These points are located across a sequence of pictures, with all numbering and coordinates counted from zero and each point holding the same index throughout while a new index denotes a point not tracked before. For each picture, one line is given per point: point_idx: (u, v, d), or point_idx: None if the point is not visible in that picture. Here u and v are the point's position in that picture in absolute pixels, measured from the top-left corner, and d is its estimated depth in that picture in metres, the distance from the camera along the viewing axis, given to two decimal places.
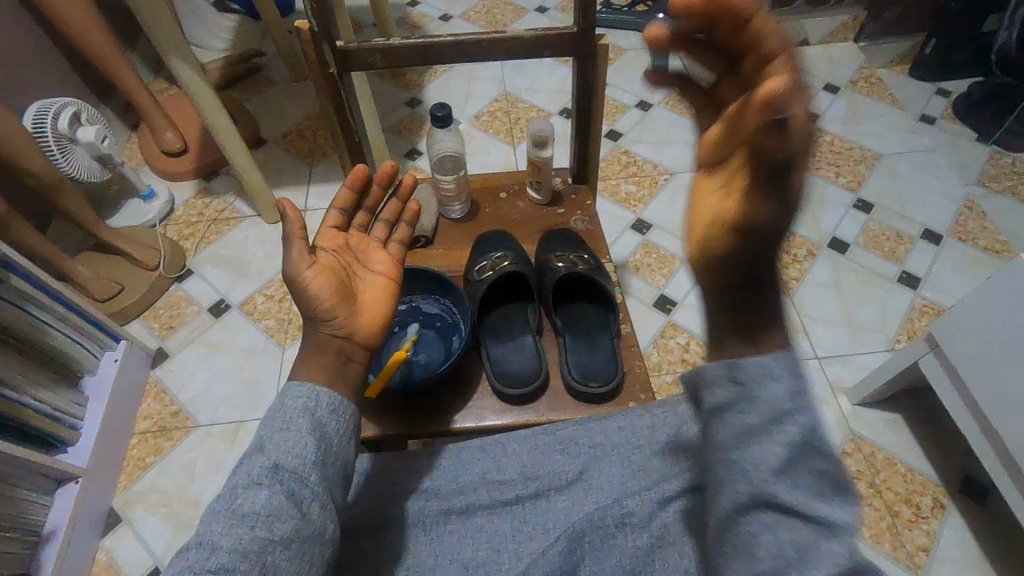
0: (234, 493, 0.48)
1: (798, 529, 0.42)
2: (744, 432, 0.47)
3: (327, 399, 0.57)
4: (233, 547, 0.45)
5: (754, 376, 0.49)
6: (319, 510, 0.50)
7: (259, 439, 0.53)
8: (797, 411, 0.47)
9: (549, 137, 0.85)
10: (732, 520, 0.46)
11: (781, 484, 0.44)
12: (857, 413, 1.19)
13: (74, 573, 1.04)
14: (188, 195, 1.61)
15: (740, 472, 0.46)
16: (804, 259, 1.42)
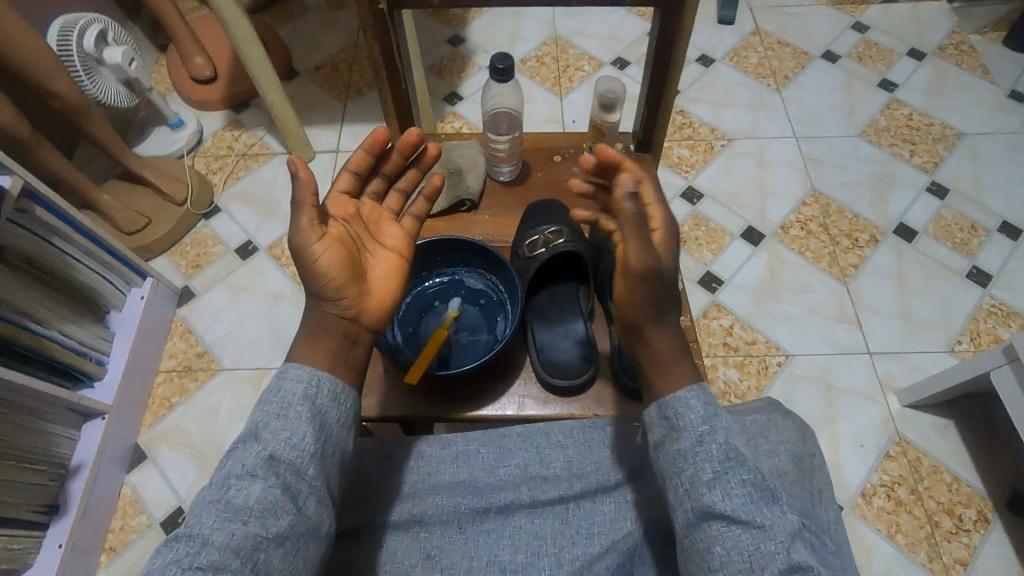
0: (229, 484, 0.47)
1: (756, 571, 0.45)
2: (681, 458, 0.50)
3: (329, 386, 0.54)
4: (224, 544, 0.44)
5: (699, 424, 0.51)
6: (315, 506, 0.49)
7: (256, 422, 0.50)
8: (714, 429, 0.50)
9: (618, 99, 0.77)
10: (689, 561, 0.48)
11: (735, 530, 0.47)
12: (906, 414, 1.13)
13: (101, 506, 1.05)
14: (217, 126, 1.53)
15: (685, 494, 0.49)
16: (866, 245, 1.32)
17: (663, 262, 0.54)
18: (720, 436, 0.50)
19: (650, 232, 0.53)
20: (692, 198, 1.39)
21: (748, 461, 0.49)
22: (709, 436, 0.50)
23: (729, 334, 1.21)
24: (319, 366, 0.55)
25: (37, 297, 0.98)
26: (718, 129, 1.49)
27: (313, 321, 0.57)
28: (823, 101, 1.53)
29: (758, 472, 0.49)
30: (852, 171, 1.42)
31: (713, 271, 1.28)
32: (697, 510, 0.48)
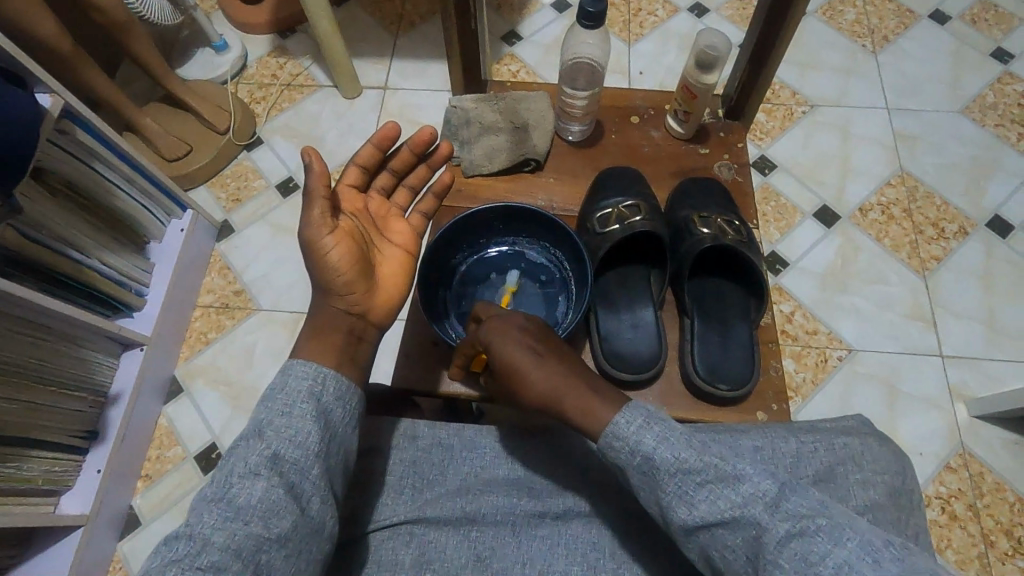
0: (230, 482, 0.44)
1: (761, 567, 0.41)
2: (642, 478, 0.45)
3: (334, 383, 0.51)
4: (225, 544, 0.42)
5: (626, 449, 0.46)
6: (319, 507, 0.47)
7: (259, 418, 0.48)
8: (650, 439, 0.45)
9: (718, 59, 0.72)
10: (705, 566, 0.45)
11: (721, 533, 0.43)
12: (973, 425, 1.05)
13: (138, 434, 1.06)
14: (261, 51, 1.45)
15: (663, 512, 0.45)
16: (953, 236, 1.20)
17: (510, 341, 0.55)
18: (647, 448, 0.45)
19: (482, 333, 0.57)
20: (764, 169, 1.27)
21: (689, 456, 0.44)
22: (642, 455, 0.45)
23: (789, 322, 1.13)
24: (324, 364, 0.52)
25: (77, 222, 0.95)
26: (800, 93, 1.35)
27: (320, 316, 0.56)
28: (924, 70, 1.36)
29: (706, 461, 0.44)
30: (947, 152, 1.28)
31: (779, 252, 1.19)
32: (680, 528, 0.44)
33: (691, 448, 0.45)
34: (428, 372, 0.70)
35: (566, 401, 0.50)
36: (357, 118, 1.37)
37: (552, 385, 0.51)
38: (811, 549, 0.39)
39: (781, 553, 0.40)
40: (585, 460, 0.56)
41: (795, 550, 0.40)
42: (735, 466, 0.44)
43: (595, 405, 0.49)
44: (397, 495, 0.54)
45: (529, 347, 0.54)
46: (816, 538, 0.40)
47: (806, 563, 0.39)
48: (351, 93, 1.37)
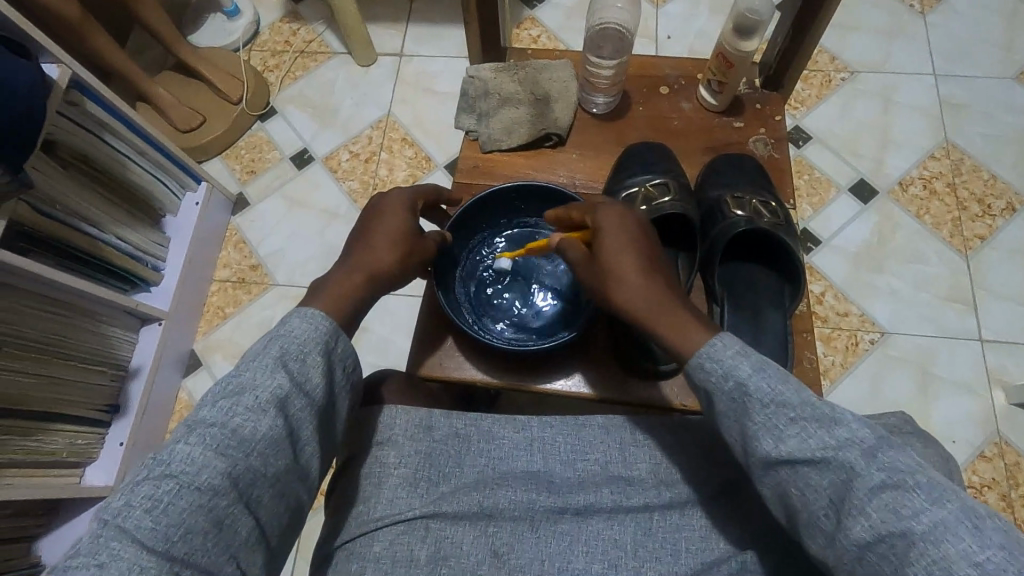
0: (234, 411, 0.43)
1: (847, 515, 0.37)
2: (732, 405, 0.42)
3: (342, 344, 0.50)
4: (225, 472, 0.41)
5: (717, 373, 0.43)
6: (310, 452, 0.47)
7: (275, 353, 0.46)
8: (746, 366, 0.42)
9: (760, 23, 0.66)
10: (781, 511, 0.41)
11: (807, 474, 0.39)
12: (1011, 412, 1.00)
13: (159, 408, 1.07)
14: (273, 16, 1.41)
15: (746, 447, 0.41)
16: (999, 214, 1.13)
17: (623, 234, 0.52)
18: (743, 376, 0.42)
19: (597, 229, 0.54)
20: (798, 140, 1.20)
21: (787, 391, 0.40)
22: (736, 380, 0.41)
23: (819, 303, 1.08)
24: (338, 320, 0.51)
25: (89, 196, 0.94)
26: (839, 58, 1.26)
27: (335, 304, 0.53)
28: (976, 31, 1.27)
29: (806, 400, 0.40)
30: (998, 123, 1.20)
31: (811, 229, 1.13)
32: (760, 461, 0.41)
33: (791, 384, 0.41)
34: (445, 357, 0.69)
35: (657, 317, 0.47)
36: (372, 87, 1.33)
37: (647, 297, 0.48)
38: (904, 503, 0.35)
39: (870, 501, 0.36)
40: (603, 453, 0.55)
41: (886, 502, 0.36)
42: (838, 409, 0.39)
43: (688, 326, 0.45)
44: (412, 489, 0.53)
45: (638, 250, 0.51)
46: (912, 493, 0.35)
47: (896, 515, 0.35)
48: (365, 61, 1.32)
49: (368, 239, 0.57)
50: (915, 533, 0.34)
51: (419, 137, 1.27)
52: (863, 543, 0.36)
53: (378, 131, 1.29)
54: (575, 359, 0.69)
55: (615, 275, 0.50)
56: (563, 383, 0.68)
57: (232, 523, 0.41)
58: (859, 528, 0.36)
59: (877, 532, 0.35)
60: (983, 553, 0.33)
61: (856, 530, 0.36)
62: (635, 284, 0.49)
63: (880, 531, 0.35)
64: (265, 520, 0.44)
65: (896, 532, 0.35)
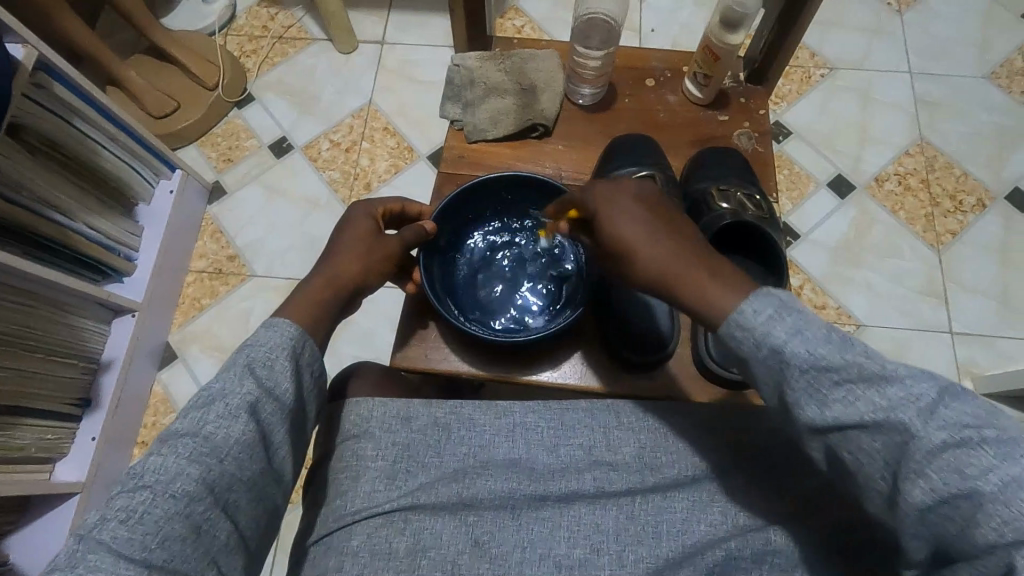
0: (206, 419, 0.42)
1: (908, 477, 0.36)
2: (776, 374, 0.41)
3: (310, 350, 0.49)
4: (199, 478, 0.40)
5: (751, 338, 0.41)
6: (283, 455, 0.46)
7: (242, 363, 0.46)
8: (781, 327, 0.40)
9: (747, 17, 0.66)
10: (834, 472, 0.41)
11: (858, 437, 0.38)
12: (979, 402, 1.04)
13: (133, 402, 1.05)
14: (251, 1, 1.37)
15: (794, 418, 0.40)
16: (971, 209, 1.16)
17: (621, 210, 0.50)
18: (777, 340, 0.40)
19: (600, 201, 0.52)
20: (778, 135, 1.22)
21: (829, 352, 0.39)
22: (771, 346, 0.40)
23: (798, 295, 1.10)
24: (305, 327, 0.50)
25: (58, 184, 0.91)
26: (819, 55, 1.28)
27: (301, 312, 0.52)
28: (951, 31, 1.29)
29: (850, 359, 0.38)
30: (971, 121, 1.23)
31: (790, 224, 1.15)
32: (805, 427, 0.40)
33: (831, 344, 0.39)
34: (430, 349, 0.69)
35: (680, 286, 0.46)
36: (354, 75, 1.30)
37: (669, 264, 0.47)
38: (968, 461, 0.34)
39: (930, 462, 0.35)
40: (587, 443, 0.55)
41: (947, 462, 0.35)
42: (887, 365, 0.38)
43: (711, 289, 0.44)
44: (390, 481, 0.52)
45: (640, 220, 0.49)
46: (979, 450, 0.34)
47: (960, 475, 0.34)
48: (347, 48, 1.30)
49: (332, 250, 0.57)
50: (984, 493, 0.34)
51: (402, 127, 1.26)
52: (923, 506, 0.35)
53: (359, 120, 1.27)
54: (560, 351, 0.69)
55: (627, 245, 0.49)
56: (547, 374, 0.68)
57: (210, 528, 0.40)
58: (919, 492, 0.35)
59: (940, 494, 0.35)
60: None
61: (917, 494, 0.36)
62: (646, 258, 0.48)
63: (942, 493, 0.35)
64: (243, 524, 0.43)
65: (961, 493, 0.34)
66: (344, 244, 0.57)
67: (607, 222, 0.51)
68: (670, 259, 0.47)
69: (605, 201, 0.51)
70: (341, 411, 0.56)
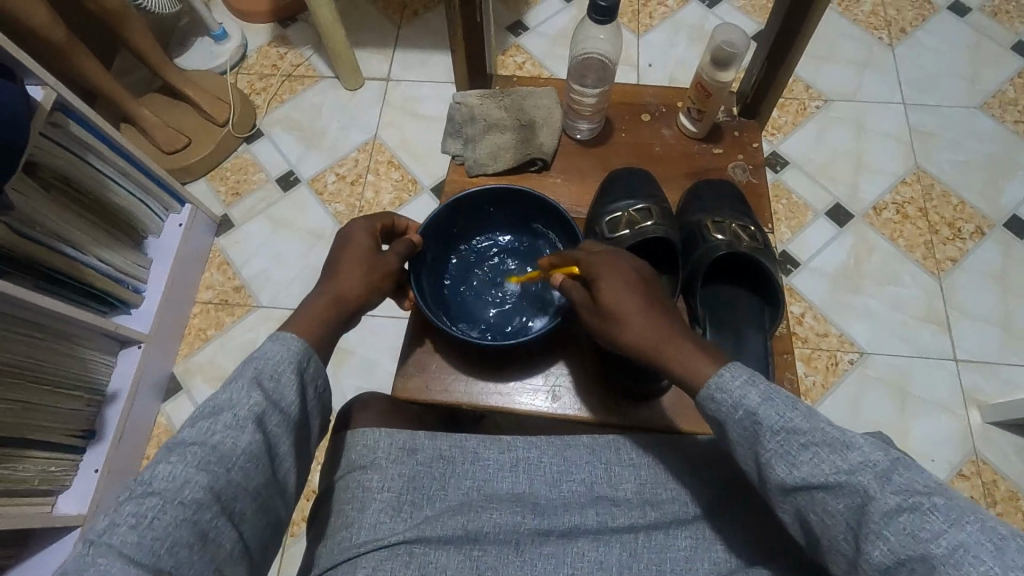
0: (213, 429, 0.43)
1: (864, 536, 0.38)
2: (749, 435, 0.43)
3: (315, 364, 0.50)
4: (208, 485, 0.41)
5: (728, 403, 0.45)
6: (287, 468, 0.47)
7: (250, 374, 0.46)
8: (747, 393, 0.44)
9: (737, 55, 0.68)
10: (802, 537, 0.42)
11: (823, 498, 0.40)
12: (986, 432, 1.02)
13: (136, 433, 1.05)
14: (261, 41, 1.43)
15: (765, 478, 0.43)
16: (969, 237, 1.17)
17: (620, 279, 0.53)
18: (752, 404, 0.44)
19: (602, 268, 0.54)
20: (775, 165, 1.24)
21: (796, 418, 0.42)
22: (746, 409, 0.43)
23: (799, 324, 1.10)
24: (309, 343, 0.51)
25: (72, 219, 0.93)
26: (814, 87, 1.31)
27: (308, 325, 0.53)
28: (941, 63, 1.33)
29: (815, 424, 0.42)
30: (966, 150, 1.24)
31: (790, 252, 1.16)
32: (776, 488, 0.42)
33: (800, 411, 0.43)
34: (430, 380, 0.69)
35: (667, 356, 0.49)
36: (360, 110, 1.34)
37: (658, 337, 0.50)
38: (922, 526, 0.36)
39: (887, 525, 0.37)
40: (590, 477, 0.55)
41: (903, 525, 0.36)
42: (847, 433, 0.41)
43: (699, 362, 0.48)
44: (396, 514, 0.52)
45: (634, 292, 0.52)
46: (931, 515, 0.36)
47: (914, 539, 0.36)
48: (353, 85, 1.34)
49: (334, 268, 0.58)
50: (935, 556, 0.35)
51: (406, 160, 1.29)
52: (883, 568, 0.37)
53: (364, 153, 1.30)
54: (559, 382, 0.69)
55: (620, 314, 0.52)
56: (546, 404, 0.68)
57: (217, 536, 0.41)
58: (878, 552, 0.37)
59: (898, 556, 0.36)
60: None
61: (877, 554, 0.37)
62: (638, 326, 0.51)
63: (900, 555, 0.36)
64: (248, 535, 0.43)
65: (916, 556, 0.36)
66: (343, 261, 0.58)
67: (606, 290, 0.53)
68: (658, 329, 0.50)
69: (608, 268, 0.54)
70: (345, 443, 0.57)
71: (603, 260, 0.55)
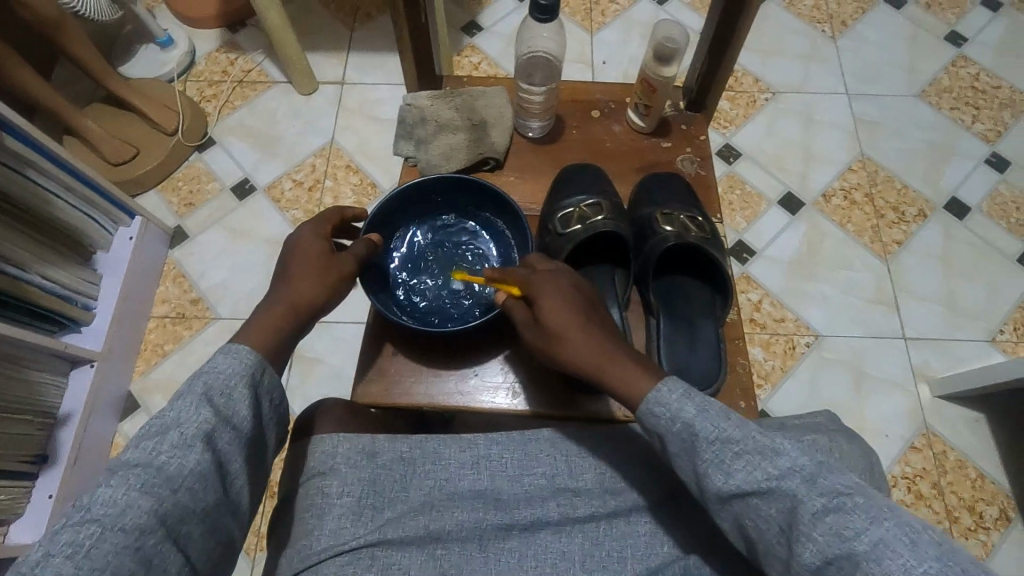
0: (159, 449, 0.42)
1: (795, 538, 0.39)
2: (687, 446, 0.45)
3: (270, 378, 0.50)
4: (151, 510, 0.40)
5: (665, 417, 0.46)
6: (239, 486, 0.46)
7: (199, 390, 0.45)
8: (683, 406, 0.46)
9: (677, 50, 0.70)
10: (740, 541, 0.44)
11: (757, 504, 0.41)
12: (936, 406, 1.07)
13: (92, 456, 1.01)
14: (210, 47, 1.39)
15: (703, 487, 0.44)
16: (913, 220, 1.22)
17: (556, 297, 0.54)
18: (688, 416, 0.45)
19: (535, 289, 0.55)
20: (729, 157, 1.27)
21: (730, 428, 0.43)
22: (683, 421, 0.45)
23: (757, 311, 1.13)
24: (262, 356, 0.51)
25: (13, 238, 0.89)
26: (762, 80, 1.35)
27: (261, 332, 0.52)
28: (882, 54, 1.38)
29: (747, 433, 0.43)
30: (907, 137, 1.30)
31: (745, 241, 1.19)
32: (715, 496, 0.43)
33: (731, 419, 0.44)
34: (390, 384, 0.68)
35: (605, 372, 0.50)
36: (315, 115, 1.32)
37: (595, 354, 0.51)
38: (846, 524, 0.38)
39: (815, 527, 0.39)
40: (550, 475, 0.56)
41: (829, 525, 0.38)
42: (776, 439, 0.43)
43: (635, 377, 0.49)
44: (357, 518, 0.52)
45: (571, 309, 0.53)
46: (853, 514, 0.38)
47: (839, 537, 0.38)
48: (306, 90, 1.32)
49: (287, 272, 0.57)
50: (859, 553, 0.37)
51: (365, 164, 1.27)
52: (814, 567, 0.38)
53: (321, 159, 1.28)
54: (516, 378, 0.69)
55: (558, 334, 0.53)
56: (506, 402, 0.68)
57: (161, 561, 0.39)
58: (807, 553, 0.39)
59: (826, 555, 0.38)
60: (921, 566, 0.35)
61: (805, 554, 0.39)
62: (575, 344, 0.52)
63: (827, 554, 0.38)
64: (195, 557, 0.42)
65: (843, 554, 0.37)
66: (294, 266, 0.57)
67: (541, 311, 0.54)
68: (595, 344, 0.51)
69: (542, 287, 0.55)
70: (302, 451, 0.56)
71: (538, 279, 0.56)
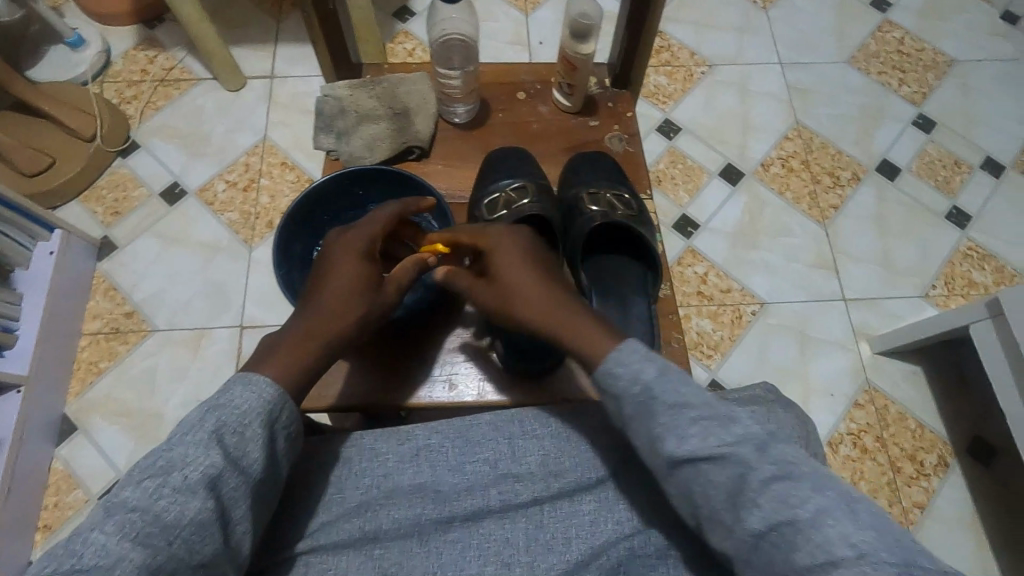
0: (160, 492, 0.39)
1: (743, 504, 0.40)
2: (647, 410, 0.43)
3: (287, 409, 0.47)
4: (144, 564, 0.37)
5: (625, 378, 0.45)
6: (241, 533, 0.43)
7: (210, 427, 0.43)
8: (647, 368, 0.44)
9: (593, 27, 0.69)
10: (680, 504, 0.44)
11: (706, 469, 0.41)
12: (877, 362, 1.11)
13: (29, 484, 0.96)
14: (126, 45, 1.32)
15: (653, 451, 0.43)
16: (848, 183, 1.25)
17: (513, 255, 0.56)
18: (648, 377, 0.44)
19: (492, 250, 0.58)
20: (670, 132, 1.28)
21: (687, 393, 0.43)
22: (644, 382, 0.44)
23: (704, 283, 1.15)
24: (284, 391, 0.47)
25: None
26: (699, 54, 1.35)
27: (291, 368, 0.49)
28: (814, 23, 1.40)
29: (704, 400, 0.43)
30: (839, 103, 1.33)
31: (689, 215, 1.20)
32: (664, 461, 0.43)
33: (691, 386, 0.44)
34: (322, 386, 0.67)
35: (560, 329, 0.50)
36: (244, 111, 1.27)
37: (554, 309, 0.51)
38: (791, 492, 0.39)
39: (762, 493, 0.39)
40: (495, 463, 0.55)
41: (776, 492, 0.39)
42: (729, 408, 0.43)
43: (595, 335, 0.48)
44: (288, 523, 0.51)
45: (528, 270, 0.55)
46: (799, 482, 0.39)
47: (785, 505, 0.39)
48: (234, 86, 1.27)
49: (322, 299, 0.53)
50: (801, 520, 0.38)
51: (300, 160, 1.23)
52: (756, 532, 0.39)
53: (255, 156, 1.23)
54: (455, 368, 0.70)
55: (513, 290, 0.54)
56: (445, 394, 0.68)
57: None
58: (753, 518, 0.39)
59: (771, 521, 0.39)
60: (859, 533, 0.37)
61: (750, 520, 0.40)
62: (529, 300, 0.53)
63: (771, 520, 0.39)
64: None
65: (786, 521, 0.38)
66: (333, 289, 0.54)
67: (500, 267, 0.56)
68: (556, 301, 0.52)
69: (499, 250, 0.58)
70: None
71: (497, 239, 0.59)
